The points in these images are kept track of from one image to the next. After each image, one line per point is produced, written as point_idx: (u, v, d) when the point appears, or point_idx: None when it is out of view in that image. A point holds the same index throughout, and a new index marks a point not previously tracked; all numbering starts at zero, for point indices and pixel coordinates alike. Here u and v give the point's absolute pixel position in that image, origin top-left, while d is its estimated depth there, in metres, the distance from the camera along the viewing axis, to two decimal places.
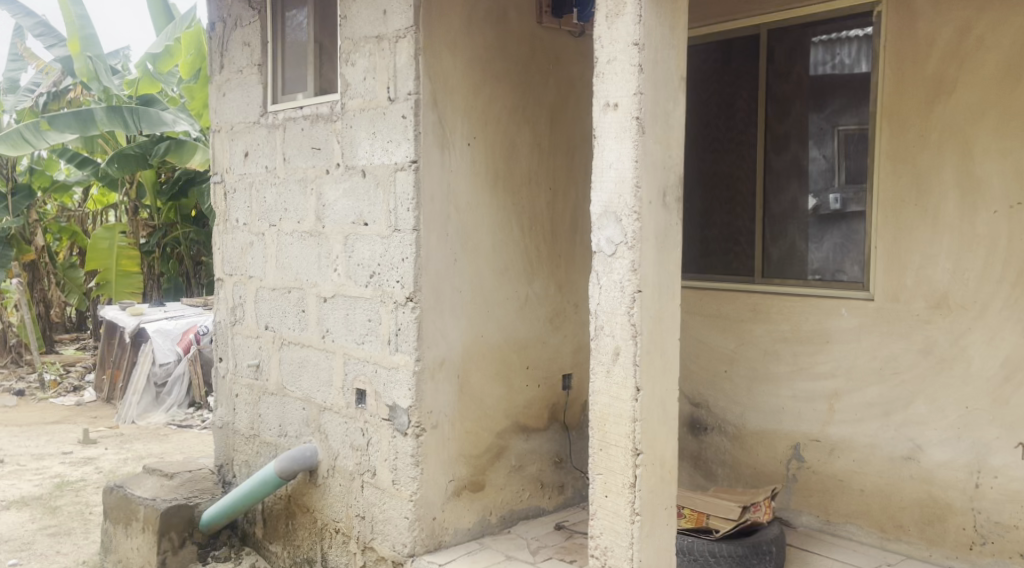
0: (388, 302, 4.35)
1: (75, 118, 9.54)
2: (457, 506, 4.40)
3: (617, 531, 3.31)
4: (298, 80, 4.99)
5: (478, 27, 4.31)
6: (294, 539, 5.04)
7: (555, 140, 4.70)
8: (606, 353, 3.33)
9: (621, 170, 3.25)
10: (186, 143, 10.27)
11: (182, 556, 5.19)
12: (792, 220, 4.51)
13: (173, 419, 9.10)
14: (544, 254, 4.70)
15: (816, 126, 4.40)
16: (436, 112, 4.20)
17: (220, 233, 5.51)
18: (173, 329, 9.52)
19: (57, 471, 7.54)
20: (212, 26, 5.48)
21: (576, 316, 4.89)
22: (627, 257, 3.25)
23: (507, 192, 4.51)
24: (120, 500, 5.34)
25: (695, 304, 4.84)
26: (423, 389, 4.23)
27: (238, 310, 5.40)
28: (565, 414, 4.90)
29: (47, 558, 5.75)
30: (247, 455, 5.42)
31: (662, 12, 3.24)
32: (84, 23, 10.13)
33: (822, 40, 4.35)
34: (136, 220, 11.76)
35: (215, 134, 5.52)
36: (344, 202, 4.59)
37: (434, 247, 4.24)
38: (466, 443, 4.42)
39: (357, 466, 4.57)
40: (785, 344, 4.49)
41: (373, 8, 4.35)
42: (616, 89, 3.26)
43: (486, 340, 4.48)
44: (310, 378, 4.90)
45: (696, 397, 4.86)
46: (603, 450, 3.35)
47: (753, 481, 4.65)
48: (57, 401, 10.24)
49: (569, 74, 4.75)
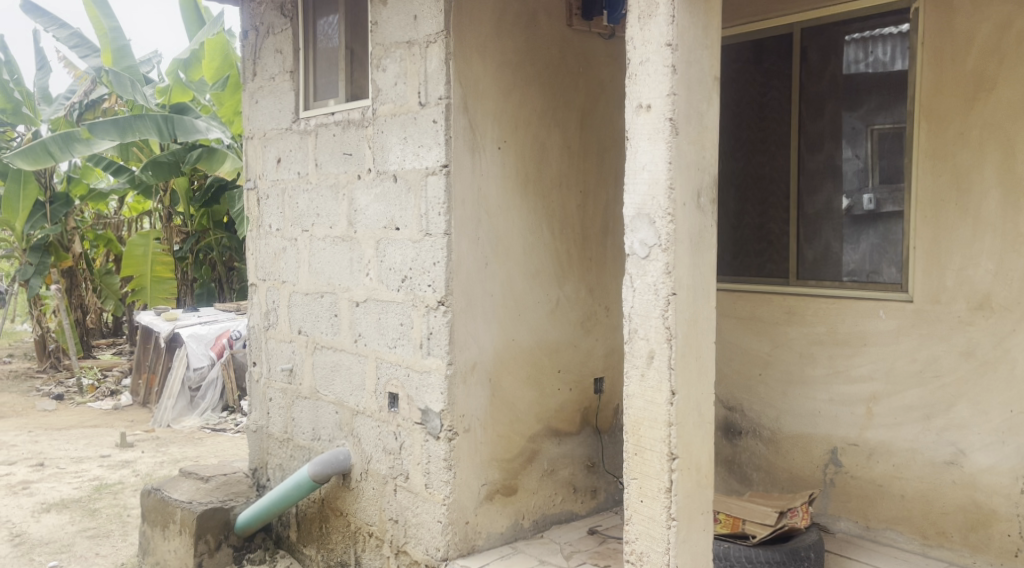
0: (420, 307, 4.35)
1: (113, 126, 9.49)
2: (490, 510, 4.38)
3: (653, 536, 3.28)
4: (329, 86, 5.01)
5: (509, 30, 4.31)
6: (328, 542, 5.06)
7: (586, 142, 4.68)
8: (640, 356, 3.30)
9: (654, 171, 3.23)
10: (217, 151, 10.39)
11: (219, 558, 5.23)
12: (828, 220, 4.44)
13: (207, 423, 9.20)
14: (575, 257, 4.68)
15: (850, 125, 4.35)
16: (467, 117, 4.20)
17: (253, 239, 5.55)
18: (207, 334, 9.62)
19: (95, 474, 7.64)
20: (244, 34, 5.52)
21: (609, 319, 4.86)
22: (661, 260, 3.22)
23: (538, 195, 4.49)
24: (157, 503, 5.40)
25: (730, 306, 4.79)
26: (456, 392, 4.23)
27: (272, 315, 5.43)
28: (597, 418, 4.87)
29: (86, 560, 5.82)
30: (281, 458, 5.44)
31: (695, 13, 3.22)
32: (116, 35, 10.31)
33: (856, 38, 4.29)
34: (170, 226, 11.88)
35: (248, 141, 5.55)
36: (376, 207, 4.60)
37: (465, 250, 4.23)
38: (498, 446, 4.41)
39: (390, 469, 4.58)
40: (820, 347, 4.43)
41: (404, 13, 4.36)
42: (649, 91, 3.24)
43: (518, 344, 4.47)
44: (343, 382, 4.91)
45: (730, 401, 4.81)
46: (638, 455, 3.33)
47: (789, 485, 4.59)
48: (94, 405, 10.37)
49: (599, 76, 4.72)
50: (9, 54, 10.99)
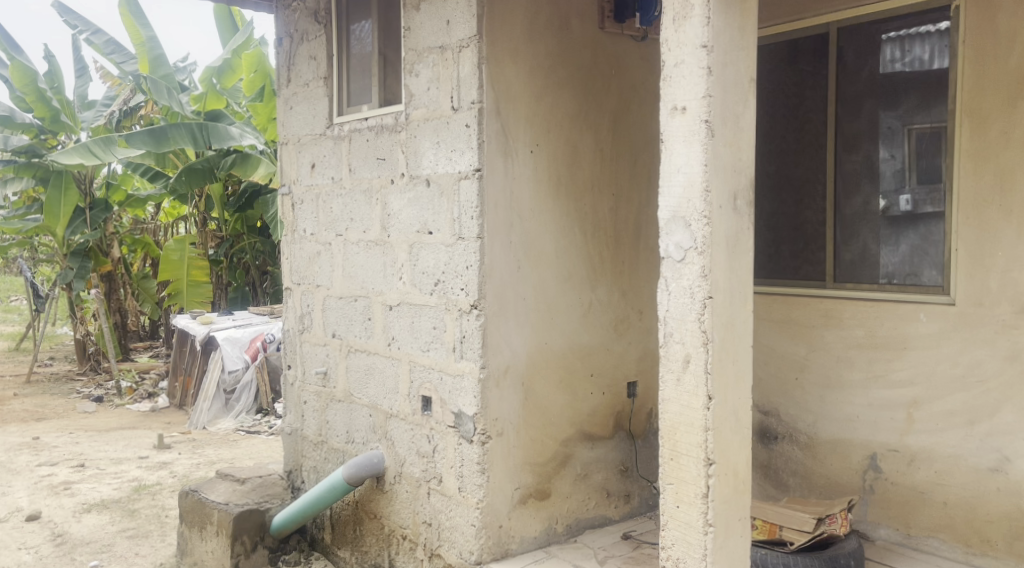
0: (452, 310, 4.36)
1: (150, 136, 9.58)
2: (523, 514, 4.38)
3: (689, 542, 3.25)
4: (362, 92, 5.03)
5: (542, 34, 4.30)
6: (362, 545, 5.08)
7: (619, 145, 4.65)
8: (676, 361, 3.28)
9: (690, 173, 3.20)
10: (251, 156, 10.50)
11: (255, 560, 5.26)
12: (866, 222, 4.38)
13: (242, 425, 9.29)
14: (608, 260, 4.64)
15: (887, 125, 4.29)
16: (500, 120, 4.20)
17: (288, 243, 5.58)
18: (242, 337, 9.66)
19: (134, 475, 7.75)
20: (279, 41, 5.57)
21: (642, 323, 4.82)
22: (697, 263, 3.19)
23: (570, 198, 4.47)
24: (195, 504, 5.45)
25: (765, 309, 4.73)
26: (489, 396, 4.23)
27: (306, 318, 5.46)
28: (630, 421, 4.83)
29: (126, 560, 5.89)
30: (316, 460, 5.47)
31: (731, 13, 3.19)
32: (153, 44, 10.43)
33: (894, 36, 4.23)
34: (205, 231, 12.00)
35: (283, 146, 5.59)
36: (409, 211, 4.61)
37: (498, 254, 4.23)
38: (532, 450, 4.40)
39: (423, 473, 4.59)
40: (858, 351, 4.36)
41: (437, 18, 4.37)
42: (684, 93, 3.21)
43: (551, 348, 4.46)
44: (376, 385, 4.93)
45: (766, 405, 4.76)
46: (673, 460, 3.30)
47: (827, 491, 4.53)
48: (133, 407, 10.49)
49: (632, 79, 4.68)
50: (52, 63, 11.15)
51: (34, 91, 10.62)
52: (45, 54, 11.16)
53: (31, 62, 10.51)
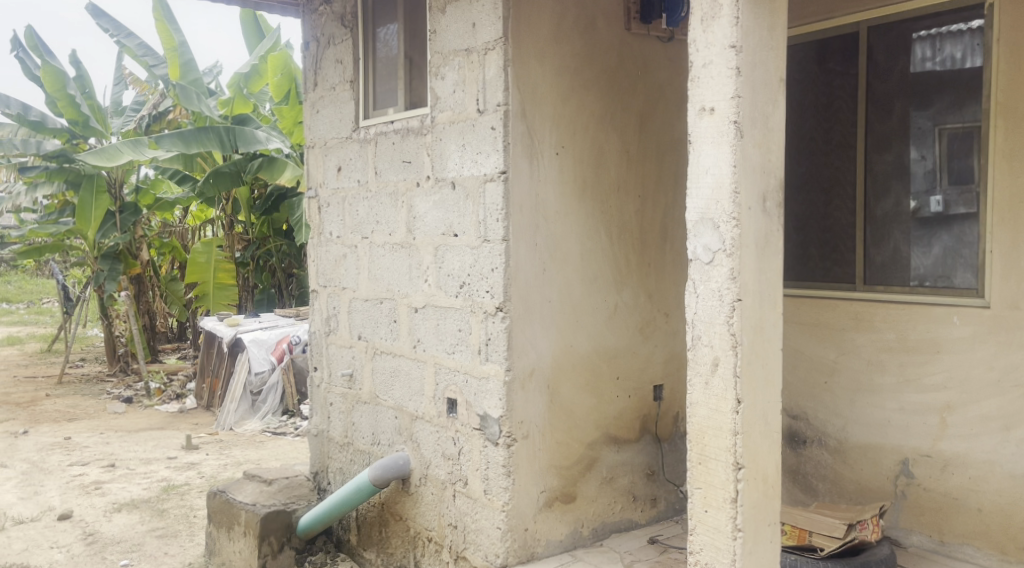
0: (478, 312, 4.35)
1: (179, 138, 9.70)
2: (549, 517, 4.36)
3: (718, 547, 3.21)
4: (388, 95, 5.03)
5: (567, 36, 4.28)
6: (387, 547, 5.08)
7: (645, 146, 4.61)
8: (704, 364, 3.24)
9: (718, 175, 3.17)
10: (278, 161, 10.58)
11: (281, 560, 5.28)
12: (897, 223, 4.32)
13: (268, 427, 9.32)
14: (634, 262, 4.60)
15: (918, 125, 4.23)
16: (525, 122, 4.19)
17: (314, 246, 5.60)
18: (269, 338, 9.72)
19: (163, 475, 7.81)
20: (306, 45, 5.60)
21: (668, 325, 4.77)
22: (725, 265, 3.16)
23: (596, 200, 4.44)
24: (223, 504, 5.48)
25: (794, 312, 4.68)
26: (515, 399, 4.22)
27: (332, 320, 5.47)
28: (657, 425, 4.79)
29: (156, 559, 5.93)
30: (342, 462, 5.49)
31: (760, 13, 3.15)
32: (185, 49, 10.52)
33: (924, 35, 4.18)
34: (232, 234, 12.08)
35: (310, 150, 5.60)
36: (434, 214, 4.61)
37: (523, 257, 4.23)
38: (558, 453, 4.38)
39: (449, 475, 4.58)
40: (889, 354, 4.30)
41: (463, 21, 4.36)
42: (712, 94, 3.18)
43: (577, 351, 4.43)
44: (402, 387, 4.93)
45: (795, 409, 4.70)
46: (702, 464, 3.26)
47: (857, 497, 4.47)
48: (162, 408, 10.58)
49: (658, 80, 4.64)
50: (83, 69, 11.29)
51: (64, 96, 10.75)
52: (77, 60, 11.30)
53: (63, 67, 10.66)
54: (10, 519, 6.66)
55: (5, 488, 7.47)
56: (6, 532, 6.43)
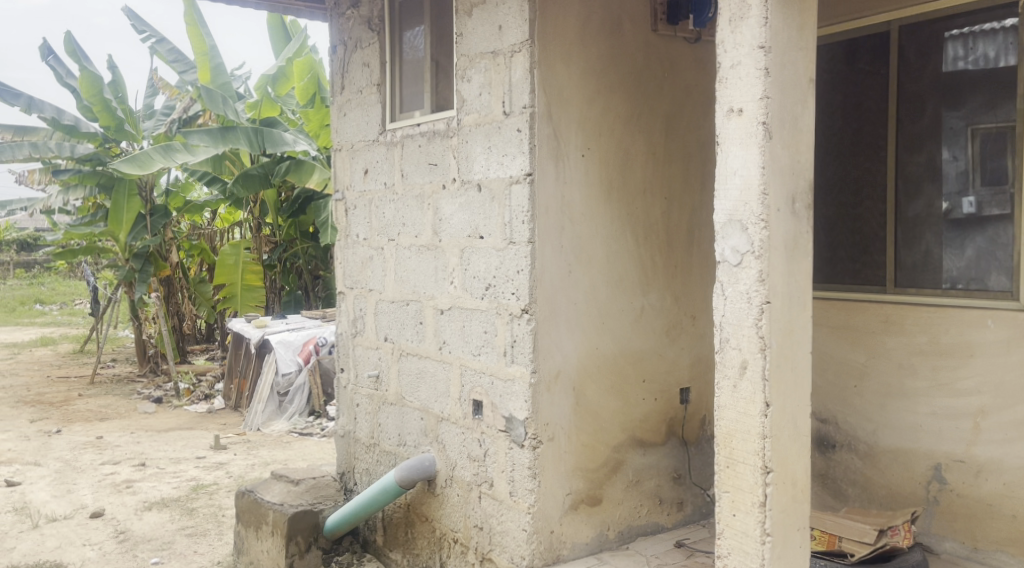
0: (504, 314, 4.35)
1: (209, 137, 9.79)
2: (575, 520, 4.34)
3: (746, 551, 3.18)
4: (415, 98, 5.04)
5: (593, 37, 4.27)
6: (413, 547, 5.08)
7: (671, 147, 4.57)
8: (732, 367, 3.22)
9: (747, 176, 3.14)
10: (306, 164, 10.61)
11: (308, 560, 5.30)
12: (928, 224, 4.26)
13: (295, 428, 9.38)
14: (660, 264, 4.57)
15: (950, 125, 4.17)
16: (551, 124, 4.18)
17: (342, 248, 5.63)
18: (295, 340, 9.77)
19: (192, 474, 7.87)
20: (334, 49, 5.62)
21: (695, 328, 4.73)
22: (754, 267, 3.13)
23: (622, 202, 4.42)
24: (251, 503, 5.52)
25: (823, 315, 4.64)
26: (540, 401, 4.22)
27: (359, 322, 5.49)
28: (683, 428, 4.75)
29: (185, 558, 5.98)
30: (368, 463, 5.50)
31: (790, 13, 3.12)
32: (215, 53, 10.63)
33: (956, 34, 4.12)
34: (260, 236, 12.18)
35: (337, 153, 5.63)
36: (460, 216, 4.61)
37: (549, 259, 4.22)
38: (583, 456, 4.36)
39: (474, 476, 4.58)
40: (921, 358, 4.25)
41: (490, 24, 4.36)
42: (740, 94, 3.15)
43: (603, 353, 4.41)
44: (428, 389, 4.93)
45: (824, 412, 4.66)
46: (729, 468, 3.23)
47: (888, 502, 4.41)
48: (191, 408, 10.66)
49: (685, 81, 4.61)
50: (118, 74, 11.42)
51: (100, 101, 10.88)
52: (110, 64, 11.43)
53: (99, 73, 10.82)
54: (43, 517, 6.75)
55: (39, 486, 7.57)
56: (40, 529, 6.51)
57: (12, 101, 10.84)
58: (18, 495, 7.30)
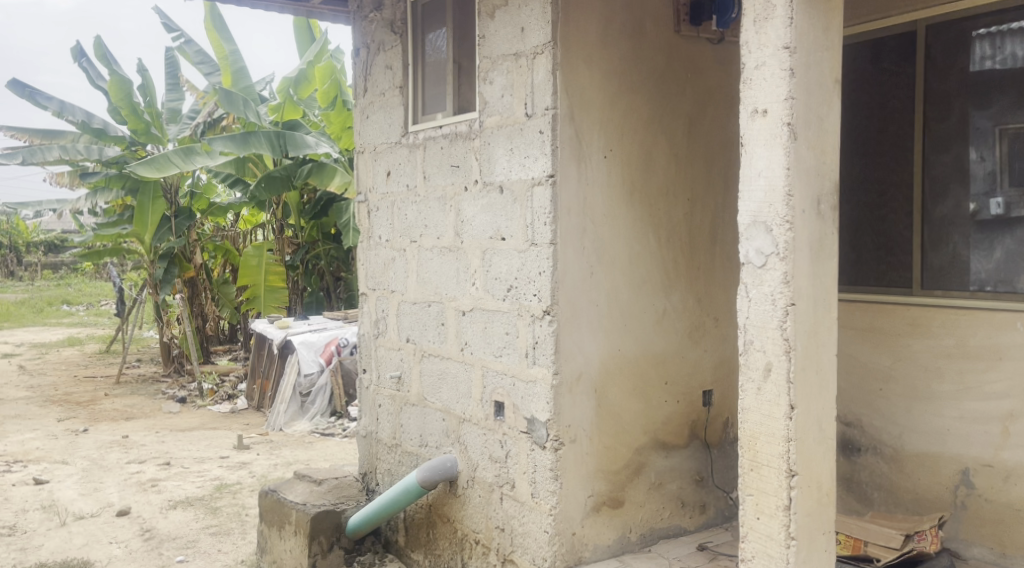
0: (525, 315, 4.34)
1: (232, 141, 9.88)
2: (597, 522, 4.33)
3: (770, 555, 3.16)
4: (437, 100, 5.04)
5: (616, 39, 4.25)
6: (435, 548, 5.09)
7: (694, 149, 4.55)
8: (757, 369, 3.19)
9: (771, 177, 3.11)
10: (327, 166, 10.64)
11: (331, 559, 5.32)
12: (956, 225, 4.21)
13: (317, 428, 9.43)
14: (682, 265, 4.54)
15: (978, 125, 4.12)
16: (573, 126, 4.17)
17: (364, 249, 5.64)
18: (318, 341, 9.80)
19: (216, 474, 7.93)
20: (357, 52, 5.64)
21: (717, 330, 4.71)
22: (779, 269, 3.10)
23: (644, 204, 4.40)
24: (274, 503, 5.54)
25: (848, 317, 4.60)
26: (562, 402, 4.20)
27: (381, 323, 5.50)
28: (706, 431, 4.72)
29: (210, 556, 6.02)
30: (390, 463, 5.51)
31: (815, 13, 3.09)
32: (236, 57, 10.77)
33: (984, 34, 4.08)
34: (282, 238, 12.24)
35: (360, 155, 5.64)
36: (482, 217, 4.61)
37: (571, 260, 4.20)
38: (605, 458, 4.35)
39: (496, 477, 4.58)
40: (948, 361, 4.20)
41: (512, 26, 4.36)
42: (765, 95, 3.13)
43: (625, 355, 4.40)
44: (450, 390, 4.94)
45: (849, 415, 4.62)
46: (754, 470, 3.21)
47: (914, 506, 4.36)
48: (215, 408, 10.73)
49: (707, 82, 4.58)
50: (147, 77, 11.51)
51: (128, 104, 10.98)
52: (140, 68, 11.52)
53: (128, 77, 10.93)
54: (71, 514, 6.82)
55: (66, 484, 7.65)
56: (68, 527, 6.57)
57: (44, 103, 10.97)
58: (46, 493, 7.38)
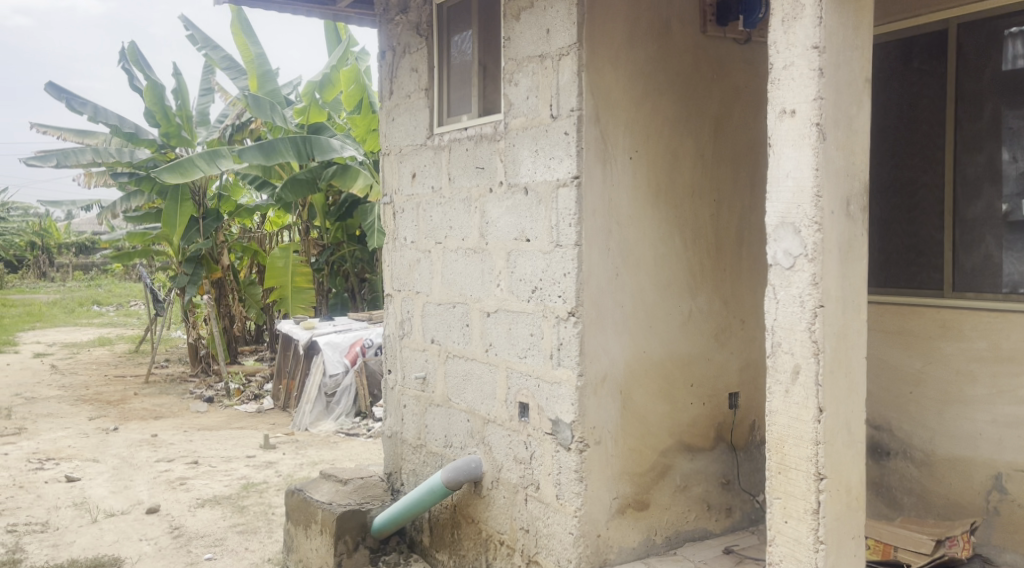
0: (550, 317, 4.33)
1: (259, 150, 9.93)
2: (622, 524, 4.30)
3: (799, 559, 3.13)
4: (462, 102, 5.04)
5: (642, 40, 4.24)
6: (460, 548, 5.09)
7: (720, 150, 4.51)
8: (784, 371, 3.16)
9: (799, 178, 3.08)
10: (350, 168, 10.71)
11: (356, 559, 5.33)
12: (988, 226, 4.14)
13: (341, 428, 9.46)
14: (708, 267, 4.51)
15: (1012, 125, 4.06)
16: (598, 127, 4.15)
17: (389, 251, 5.65)
18: (342, 341, 9.87)
19: (243, 473, 7.98)
20: (382, 54, 5.66)
21: (744, 332, 4.67)
22: (807, 270, 3.07)
23: (670, 205, 4.37)
24: (300, 502, 5.57)
25: (876, 319, 4.55)
26: (587, 404, 4.19)
27: (406, 324, 5.51)
28: (732, 433, 4.68)
29: (237, 554, 6.06)
30: (415, 463, 5.52)
31: (845, 12, 3.06)
32: (262, 60, 10.82)
33: (1017, 32, 4.01)
34: (308, 239, 12.30)
35: (385, 157, 5.66)
36: (507, 218, 4.60)
37: (596, 262, 4.19)
38: (630, 460, 4.33)
39: (521, 478, 4.57)
40: (981, 364, 4.14)
41: (538, 27, 4.35)
42: (793, 95, 3.10)
43: (650, 357, 4.37)
44: (474, 391, 4.94)
45: (878, 418, 4.56)
46: (781, 474, 3.17)
47: (946, 511, 4.30)
48: (241, 407, 10.80)
49: (734, 82, 4.54)
50: (180, 82, 11.62)
51: (161, 109, 11.09)
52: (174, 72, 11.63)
53: (161, 81, 11.05)
54: (102, 512, 6.89)
55: (97, 481, 7.73)
56: (98, 523, 6.64)
57: (79, 109, 11.09)
58: (77, 490, 7.47)
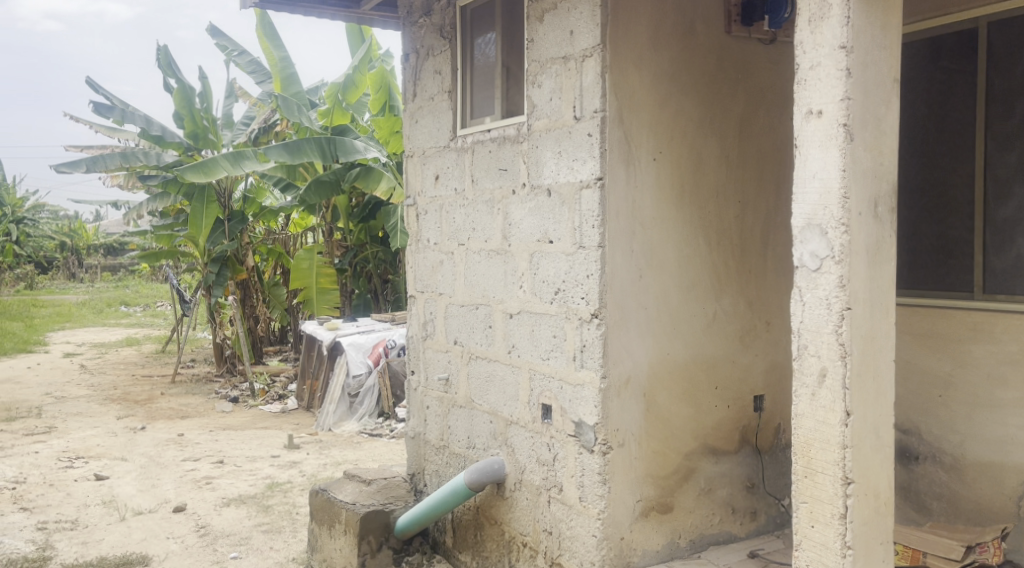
0: (573, 319, 4.31)
1: (285, 149, 9.95)
2: (645, 527, 4.28)
3: (825, 563, 3.09)
4: (485, 104, 5.03)
5: (666, 40, 4.21)
6: (483, 550, 5.08)
7: (745, 151, 4.47)
8: (811, 374, 3.12)
9: (826, 179, 3.05)
10: (373, 169, 10.71)
11: (380, 559, 5.34)
12: (1020, 227, 4.07)
13: (365, 428, 9.47)
14: (733, 269, 4.47)
15: None
16: (622, 129, 4.13)
17: (413, 252, 5.65)
18: (365, 342, 9.90)
19: (268, 473, 8.02)
20: (406, 56, 5.66)
21: (769, 334, 4.62)
22: (834, 272, 3.04)
23: (694, 206, 4.34)
24: (325, 502, 5.59)
25: (904, 321, 4.50)
26: (610, 406, 4.17)
27: (429, 325, 5.51)
28: (757, 436, 4.64)
29: (262, 553, 6.09)
30: (438, 464, 5.52)
31: (872, 11, 3.02)
32: (286, 64, 10.89)
33: None
34: (331, 241, 12.35)
35: (408, 158, 5.66)
36: (531, 220, 4.59)
37: (620, 264, 4.16)
38: (654, 463, 4.30)
39: (543, 480, 4.56)
40: (1012, 367, 4.07)
41: (561, 28, 4.33)
42: (820, 96, 3.06)
43: (674, 359, 4.34)
44: (497, 392, 4.92)
45: (906, 422, 4.50)
46: (808, 478, 3.14)
47: (975, 517, 4.24)
48: (266, 408, 10.86)
49: (758, 83, 4.51)
50: (207, 84, 11.71)
51: (188, 111, 11.21)
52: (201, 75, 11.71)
53: (189, 84, 11.14)
54: (129, 510, 6.95)
55: (125, 480, 7.80)
56: (126, 521, 6.70)
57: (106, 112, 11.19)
58: (106, 489, 7.54)
